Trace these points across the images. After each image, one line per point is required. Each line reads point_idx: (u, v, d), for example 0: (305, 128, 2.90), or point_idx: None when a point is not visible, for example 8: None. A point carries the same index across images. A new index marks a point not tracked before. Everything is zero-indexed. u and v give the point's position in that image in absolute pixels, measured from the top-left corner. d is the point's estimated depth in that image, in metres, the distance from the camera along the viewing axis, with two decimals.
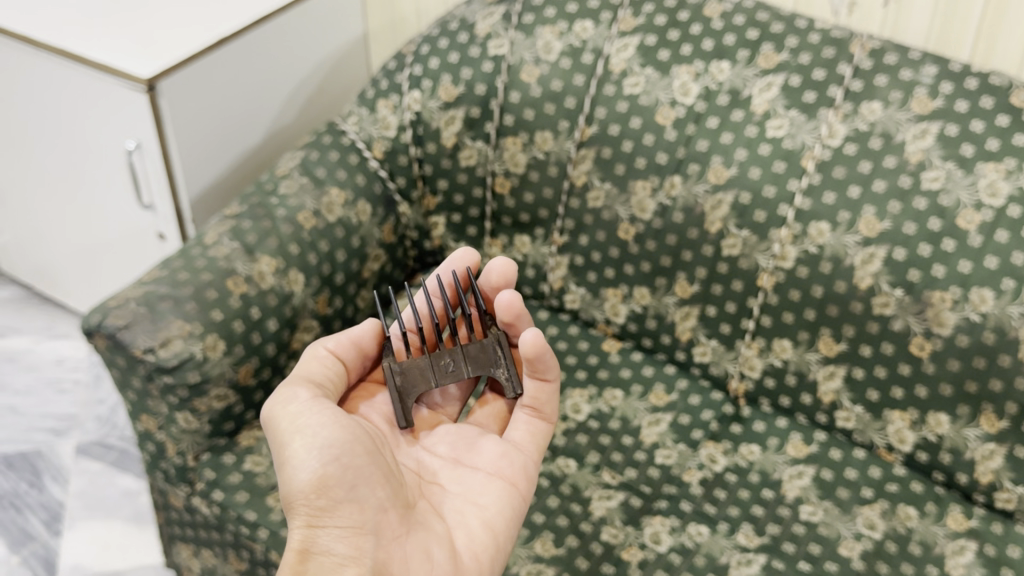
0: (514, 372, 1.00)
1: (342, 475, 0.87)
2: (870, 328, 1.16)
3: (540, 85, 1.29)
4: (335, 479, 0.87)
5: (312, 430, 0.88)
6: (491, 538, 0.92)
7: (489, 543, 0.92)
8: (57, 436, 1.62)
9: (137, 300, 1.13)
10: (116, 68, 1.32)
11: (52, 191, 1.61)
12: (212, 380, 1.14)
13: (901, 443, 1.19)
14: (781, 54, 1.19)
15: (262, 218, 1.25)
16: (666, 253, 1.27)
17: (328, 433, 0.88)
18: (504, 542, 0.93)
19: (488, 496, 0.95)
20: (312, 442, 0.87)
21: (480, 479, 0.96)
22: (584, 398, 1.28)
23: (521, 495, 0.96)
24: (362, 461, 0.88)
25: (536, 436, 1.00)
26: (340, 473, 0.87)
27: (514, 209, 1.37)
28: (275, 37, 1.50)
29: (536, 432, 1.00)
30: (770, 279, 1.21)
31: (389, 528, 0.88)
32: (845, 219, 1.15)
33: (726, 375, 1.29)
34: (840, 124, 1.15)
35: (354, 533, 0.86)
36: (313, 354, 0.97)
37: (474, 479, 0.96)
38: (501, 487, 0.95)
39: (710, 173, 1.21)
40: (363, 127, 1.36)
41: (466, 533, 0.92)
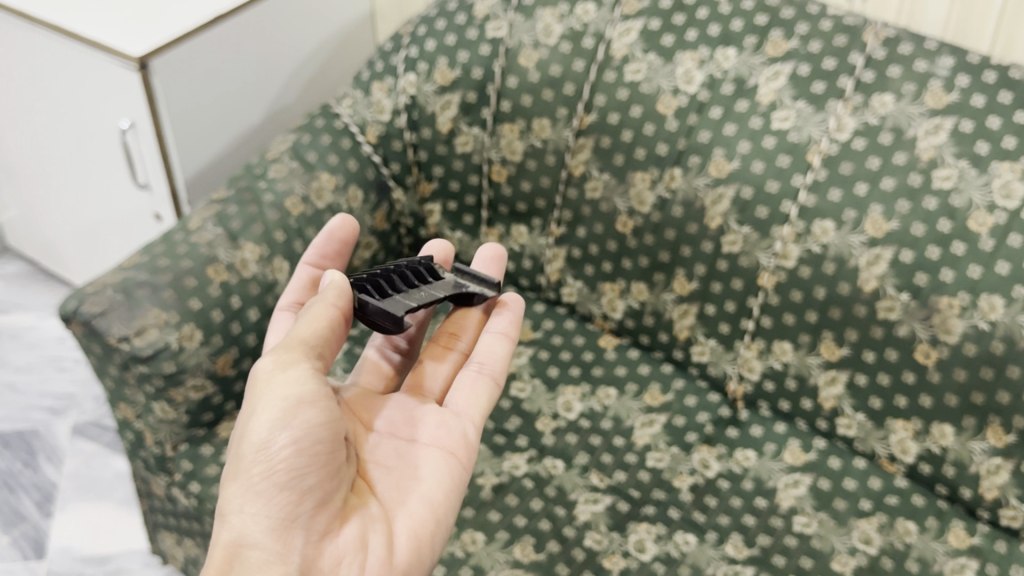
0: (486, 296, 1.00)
1: (309, 471, 0.80)
2: (874, 333, 1.11)
3: (538, 70, 1.24)
4: (292, 482, 0.79)
5: (300, 416, 0.80)
6: (477, 428, 0.94)
7: (451, 493, 0.89)
8: (54, 415, 1.61)
9: (113, 287, 1.10)
10: (107, 46, 1.29)
11: (52, 167, 1.58)
12: (189, 370, 1.11)
13: (903, 453, 1.13)
14: (790, 41, 1.14)
15: (249, 203, 1.22)
16: (665, 247, 1.22)
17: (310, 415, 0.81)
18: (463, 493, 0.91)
19: (480, 389, 0.95)
20: (298, 428, 0.80)
21: (483, 384, 0.95)
22: (577, 396, 1.24)
23: (460, 465, 0.90)
24: (328, 451, 0.81)
25: (478, 400, 0.94)
26: (301, 471, 0.80)
27: (511, 197, 1.32)
28: (274, 15, 1.46)
29: (477, 394, 0.95)
30: (771, 278, 1.16)
31: (321, 523, 0.81)
32: (850, 218, 1.10)
33: (724, 376, 1.23)
34: (849, 117, 1.10)
35: (297, 534, 0.79)
36: (320, 318, 0.85)
37: (471, 379, 0.96)
38: (495, 389, 0.96)
39: (712, 166, 1.16)
40: (356, 110, 1.32)
41: (401, 504, 0.87)
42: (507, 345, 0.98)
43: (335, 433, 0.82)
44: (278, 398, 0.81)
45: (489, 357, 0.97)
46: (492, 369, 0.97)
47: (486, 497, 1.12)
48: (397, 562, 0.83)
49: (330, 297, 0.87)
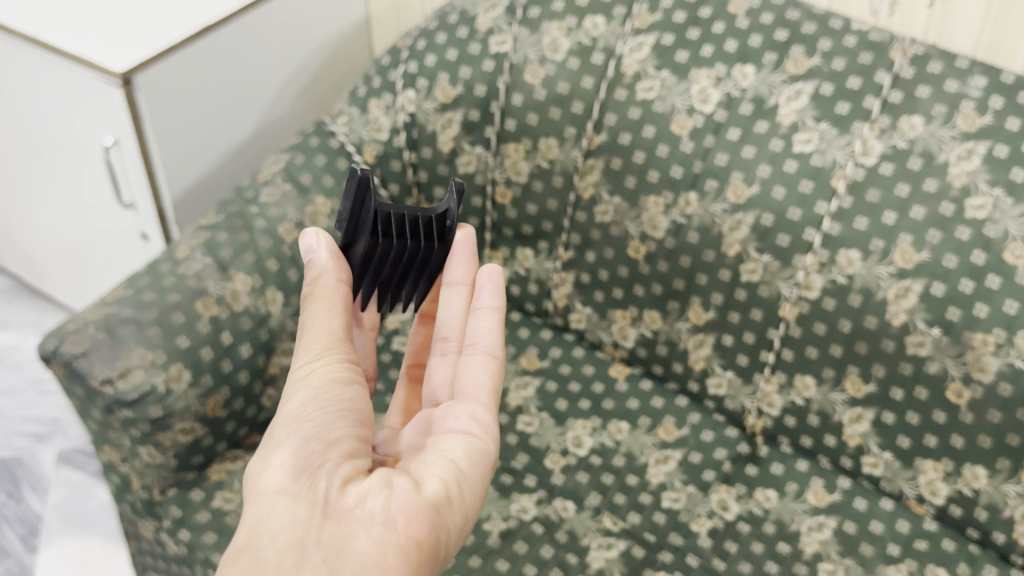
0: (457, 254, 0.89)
1: (334, 425, 0.76)
2: (903, 369, 1.05)
3: (545, 88, 1.18)
4: (316, 435, 0.75)
5: (326, 386, 0.77)
6: (490, 406, 0.83)
7: (476, 455, 0.79)
8: (39, 442, 1.54)
9: (96, 324, 1.04)
10: (88, 61, 1.22)
11: (29, 185, 1.51)
12: (177, 414, 1.05)
13: (932, 495, 1.07)
14: (812, 58, 1.08)
15: (239, 229, 1.16)
16: (679, 275, 1.16)
17: (338, 390, 0.78)
18: (494, 467, 0.81)
19: (483, 366, 0.84)
20: (325, 396, 0.77)
21: (482, 363, 0.85)
22: (587, 430, 1.18)
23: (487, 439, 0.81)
24: (355, 419, 0.77)
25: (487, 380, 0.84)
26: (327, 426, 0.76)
27: (516, 220, 1.26)
28: (266, 24, 1.39)
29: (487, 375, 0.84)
30: (793, 310, 1.10)
31: (349, 472, 0.74)
32: (878, 248, 1.04)
33: (743, 410, 1.17)
34: (876, 140, 1.04)
35: (321, 477, 0.73)
36: (327, 299, 0.82)
37: (472, 364, 0.85)
38: (496, 363, 0.85)
39: (730, 190, 1.10)
40: (353, 128, 1.25)
41: (423, 463, 0.77)
42: (495, 317, 0.86)
43: (362, 407, 0.79)
44: (311, 377, 0.78)
45: (480, 335, 0.86)
46: (488, 346, 0.86)
47: (494, 544, 1.06)
48: (428, 500, 0.73)
49: (328, 272, 0.83)
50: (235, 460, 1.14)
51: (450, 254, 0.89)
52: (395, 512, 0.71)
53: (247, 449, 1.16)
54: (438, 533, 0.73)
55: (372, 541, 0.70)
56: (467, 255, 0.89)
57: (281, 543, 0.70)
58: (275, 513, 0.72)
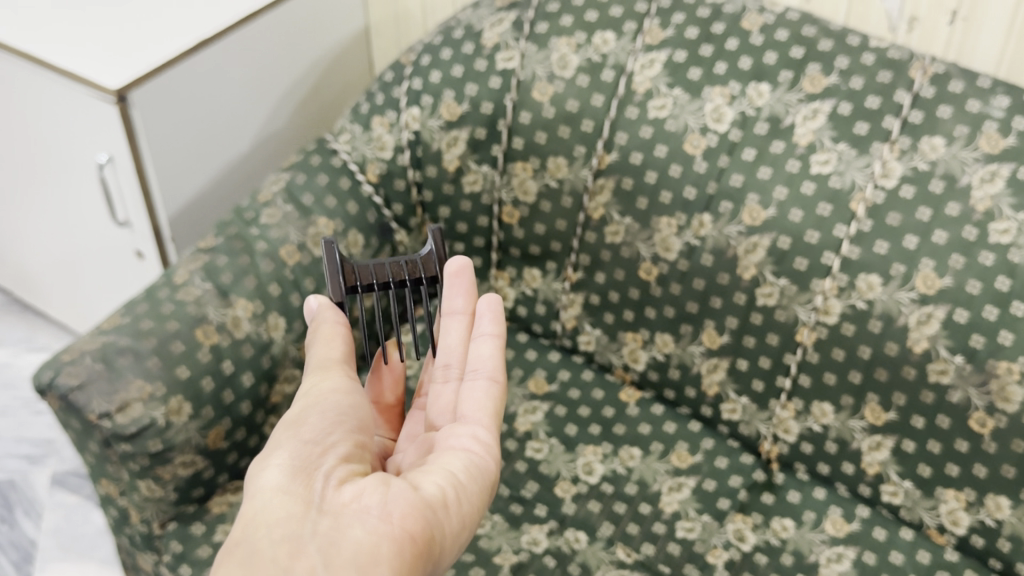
0: (455, 287, 0.91)
1: (333, 431, 0.78)
2: (924, 397, 1.02)
3: (553, 105, 1.15)
4: (315, 438, 0.76)
5: (327, 398, 0.80)
6: (490, 428, 0.82)
7: (475, 466, 0.78)
8: (32, 465, 1.51)
9: (93, 355, 1.00)
10: (81, 77, 1.18)
11: (21, 201, 1.47)
12: (177, 448, 1.02)
13: (954, 524, 1.04)
14: (830, 76, 1.05)
15: (240, 253, 1.13)
16: (693, 298, 1.13)
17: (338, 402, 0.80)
18: (493, 482, 0.80)
19: (485, 389, 0.83)
20: (326, 407, 0.79)
21: (482, 387, 0.83)
22: (598, 457, 1.15)
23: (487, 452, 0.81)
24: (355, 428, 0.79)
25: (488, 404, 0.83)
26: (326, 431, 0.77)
27: (524, 240, 1.23)
28: (264, 36, 1.35)
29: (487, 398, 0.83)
30: (811, 335, 1.07)
31: (346, 473, 0.74)
32: (899, 273, 1.01)
33: (758, 436, 1.14)
34: (896, 161, 1.01)
35: (318, 477, 0.73)
36: (329, 335, 0.86)
37: (473, 389, 0.84)
38: (499, 388, 0.84)
39: (745, 212, 1.07)
40: (355, 146, 1.22)
41: (421, 471, 0.77)
42: (495, 343, 0.86)
43: (361, 417, 0.81)
44: (313, 392, 0.81)
45: (481, 361, 0.85)
46: (488, 371, 0.85)
47: None
48: (424, 500, 0.73)
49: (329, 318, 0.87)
50: (237, 492, 1.11)
51: (450, 284, 0.91)
52: (391, 506, 0.71)
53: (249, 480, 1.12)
54: (433, 532, 0.72)
55: (367, 532, 0.69)
56: (466, 287, 0.91)
57: (276, 535, 0.70)
58: (272, 509, 0.72)
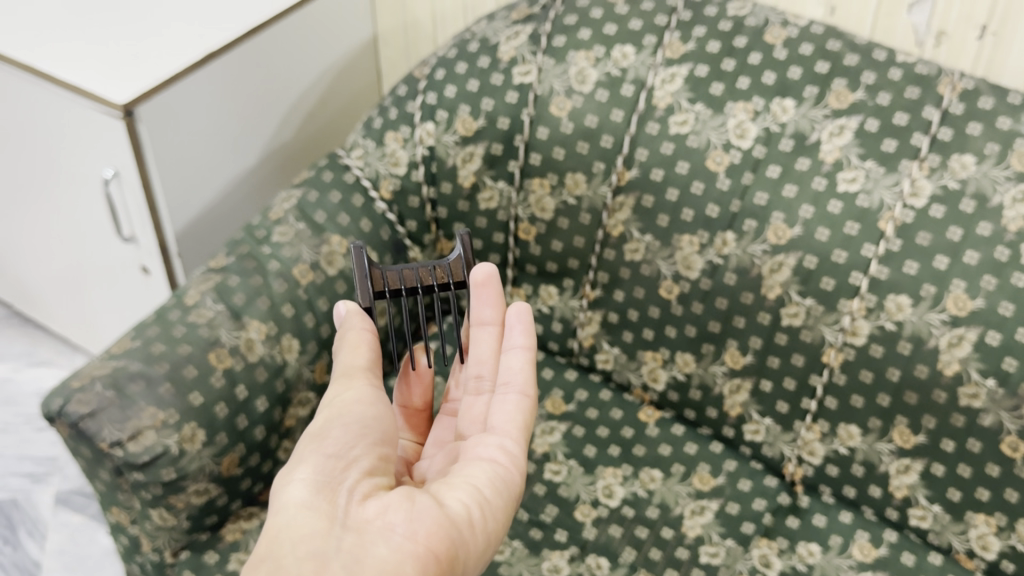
0: (482, 297, 0.88)
1: (358, 443, 0.76)
2: (955, 421, 1.00)
3: (572, 121, 1.12)
4: (340, 449, 0.75)
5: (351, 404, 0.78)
6: (517, 441, 0.81)
7: (500, 480, 0.77)
8: (35, 484, 1.48)
9: (103, 381, 0.97)
10: (87, 92, 1.15)
11: (23, 214, 1.44)
12: (190, 476, 0.99)
13: (984, 549, 1.02)
14: (856, 92, 1.03)
15: (252, 273, 1.10)
16: (715, 317, 1.11)
17: (363, 410, 0.78)
18: (517, 496, 0.79)
19: (515, 404, 0.82)
20: (350, 413, 0.77)
21: (513, 401, 0.82)
22: (618, 479, 1.13)
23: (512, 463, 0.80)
24: (379, 438, 0.78)
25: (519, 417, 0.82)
26: (352, 443, 0.76)
27: (540, 257, 1.21)
28: (272, 47, 1.33)
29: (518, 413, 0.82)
30: (837, 356, 1.05)
31: (369, 487, 0.74)
32: (929, 294, 0.99)
33: (782, 458, 1.12)
34: (925, 180, 0.99)
35: (343, 493, 0.73)
36: (355, 340, 0.83)
37: (504, 403, 0.83)
38: (529, 402, 0.83)
39: (770, 231, 1.05)
40: (368, 162, 1.19)
41: (444, 484, 0.76)
42: (528, 356, 0.85)
43: (386, 427, 0.79)
44: (338, 400, 0.79)
45: (512, 374, 0.84)
46: (519, 385, 0.84)
47: None
48: (449, 517, 0.72)
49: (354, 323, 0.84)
50: (250, 518, 1.08)
51: (478, 296, 0.88)
52: (416, 526, 0.70)
53: (262, 505, 1.10)
54: (457, 551, 0.72)
55: (391, 551, 0.69)
56: (494, 297, 0.88)
57: (300, 552, 0.69)
58: (296, 526, 0.71)
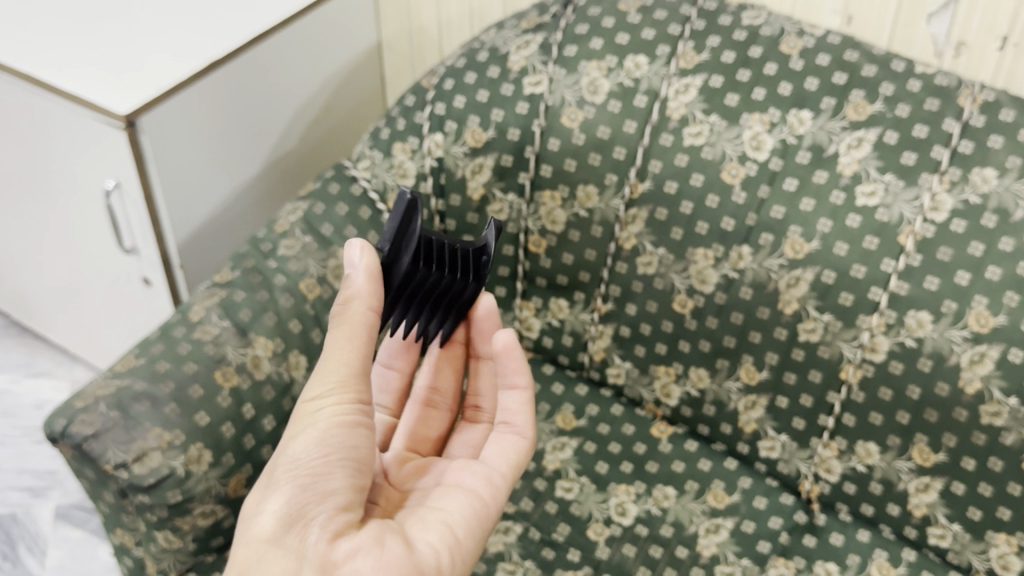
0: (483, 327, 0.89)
1: (334, 475, 0.73)
2: (977, 439, 0.98)
3: (584, 132, 1.10)
4: (314, 482, 0.73)
5: (330, 426, 0.74)
6: (499, 478, 0.84)
7: (473, 522, 0.79)
8: (35, 498, 1.46)
9: (108, 401, 0.95)
10: (89, 102, 1.12)
11: (23, 224, 1.41)
12: (197, 498, 0.96)
13: (1005, 569, 1.01)
14: (875, 104, 1.01)
15: (258, 287, 1.08)
16: (730, 332, 1.09)
17: (342, 435, 0.74)
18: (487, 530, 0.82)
19: (511, 444, 0.86)
20: (328, 438, 0.74)
21: (510, 439, 0.87)
22: (631, 497, 1.11)
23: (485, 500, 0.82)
24: (356, 466, 0.75)
25: (508, 455, 0.86)
26: (327, 474, 0.73)
27: (551, 269, 1.19)
28: (276, 56, 1.30)
29: (508, 450, 0.86)
30: (856, 373, 1.03)
31: (340, 523, 0.72)
32: (950, 310, 0.97)
33: (798, 475, 1.11)
34: (946, 194, 0.97)
35: (313, 531, 0.71)
36: (354, 325, 0.76)
37: (500, 439, 0.87)
38: (524, 445, 0.87)
39: (787, 244, 1.03)
40: (376, 174, 1.17)
41: (419, 521, 0.78)
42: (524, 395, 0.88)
43: (363, 452, 0.76)
44: (317, 414, 0.75)
45: (512, 414, 0.88)
46: (518, 425, 0.88)
47: None
48: (417, 563, 0.73)
49: (357, 301, 0.76)
50: None
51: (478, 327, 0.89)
52: None
53: None
54: None
55: None
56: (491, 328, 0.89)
57: None
58: (267, 562, 0.71)
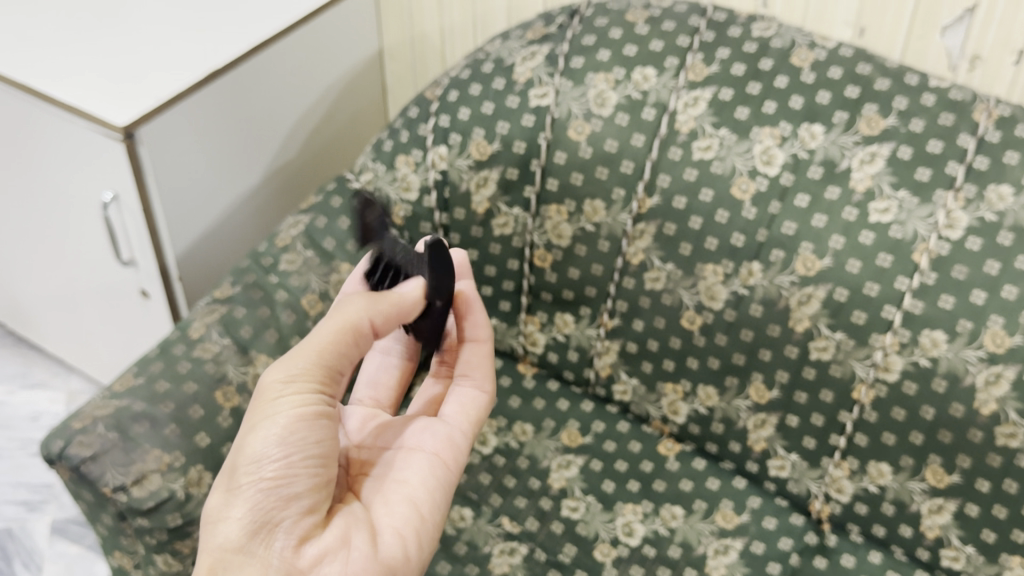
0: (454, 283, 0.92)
1: (299, 478, 0.73)
2: (991, 461, 0.96)
3: (590, 145, 1.08)
4: (278, 487, 0.73)
5: (293, 426, 0.73)
6: (461, 442, 0.86)
7: (437, 494, 0.82)
8: (31, 512, 1.43)
9: (107, 422, 0.93)
10: (86, 114, 1.10)
11: (19, 234, 1.39)
12: (197, 521, 0.94)
13: None
14: (888, 118, 0.99)
15: (259, 303, 1.06)
16: (740, 350, 1.08)
17: (305, 433, 0.74)
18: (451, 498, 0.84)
19: (471, 398, 0.88)
20: (291, 438, 0.73)
21: (471, 394, 0.89)
22: (638, 516, 1.09)
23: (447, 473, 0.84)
24: (320, 463, 0.75)
25: (468, 412, 0.88)
26: (291, 478, 0.73)
27: (556, 284, 1.17)
28: (277, 64, 1.28)
29: (468, 406, 0.88)
30: (869, 393, 1.01)
31: (305, 528, 0.74)
32: (966, 329, 0.95)
33: (808, 495, 1.09)
34: (961, 211, 0.95)
35: (278, 537, 0.73)
36: (340, 326, 0.76)
37: (459, 395, 0.89)
38: (484, 399, 0.89)
39: (798, 261, 1.01)
40: (378, 186, 1.16)
41: (384, 503, 0.80)
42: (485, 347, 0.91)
43: (326, 445, 0.76)
44: (278, 411, 0.74)
45: (471, 365, 0.90)
46: (476, 379, 0.90)
47: None
48: (384, 554, 0.76)
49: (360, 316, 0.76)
50: None
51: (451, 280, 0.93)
52: None
53: None
54: None
55: None
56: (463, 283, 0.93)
57: None
58: (234, 567, 0.73)
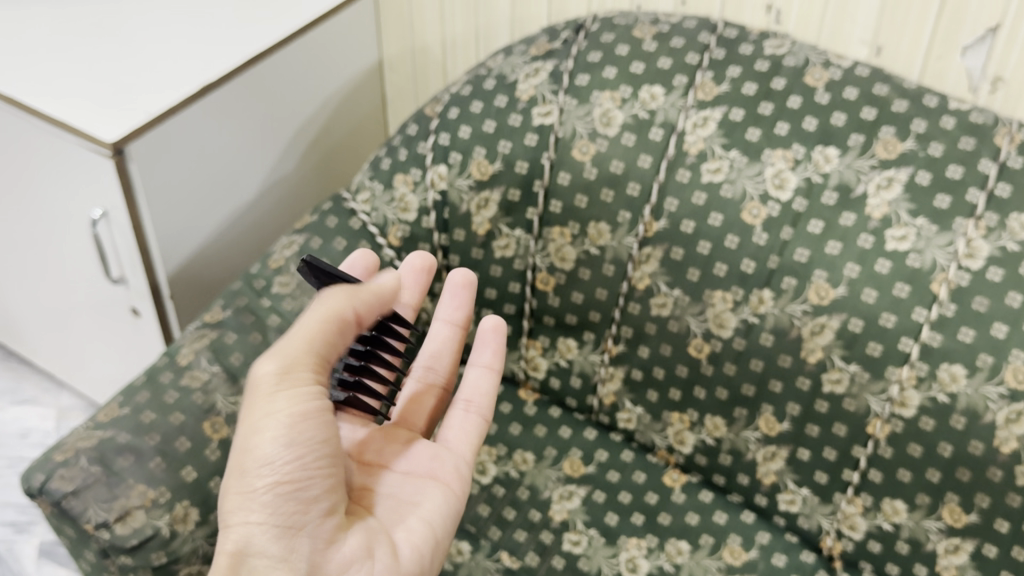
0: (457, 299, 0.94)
1: (315, 480, 0.74)
2: (1011, 501, 0.92)
3: (595, 166, 1.05)
4: (297, 491, 0.73)
5: (303, 425, 0.73)
6: (466, 465, 0.86)
7: (449, 518, 0.82)
8: (18, 534, 1.40)
9: (89, 455, 0.89)
10: (73, 129, 1.06)
11: (8, 250, 1.35)
12: (183, 559, 0.90)
13: None
14: (906, 141, 0.94)
15: (251, 329, 1.03)
16: (749, 380, 1.04)
17: (312, 432, 0.73)
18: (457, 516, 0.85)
19: (469, 424, 0.87)
20: (302, 439, 0.73)
21: (471, 420, 0.88)
22: (642, 551, 1.05)
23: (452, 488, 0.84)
24: (330, 463, 0.75)
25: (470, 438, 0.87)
26: (307, 482, 0.73)
27: (558, 308, 1.14)
28: (275, 77, 1.25)
29: (469, 432, 0.87)
30: (884, 428, 0.97)
31: (328, 531, 0.74)
32: (986, 364, 0.91)
33: (819, 531, 1.05)
34: (982, 240, 0.90)
35: (303, 540, 0.73)
36: (326, 314, 0.74)
37: (458, 419, 0.88)
38: (484, 427, 0.88)
39: (811, 290, 0.97)
40: (375, 207, 1.12)
41: (397, 519, 0.80)
42: (493, 380, 0.89)
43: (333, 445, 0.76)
44: (278, 412, 0.73)
45: (472, 393, 0.88)
46: (478, 406, 0.89)
47: None
48: (402, 562, 0.77)
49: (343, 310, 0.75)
50: None
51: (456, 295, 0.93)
52: None
53: None
54: None
55: None
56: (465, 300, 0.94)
57: None
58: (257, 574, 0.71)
